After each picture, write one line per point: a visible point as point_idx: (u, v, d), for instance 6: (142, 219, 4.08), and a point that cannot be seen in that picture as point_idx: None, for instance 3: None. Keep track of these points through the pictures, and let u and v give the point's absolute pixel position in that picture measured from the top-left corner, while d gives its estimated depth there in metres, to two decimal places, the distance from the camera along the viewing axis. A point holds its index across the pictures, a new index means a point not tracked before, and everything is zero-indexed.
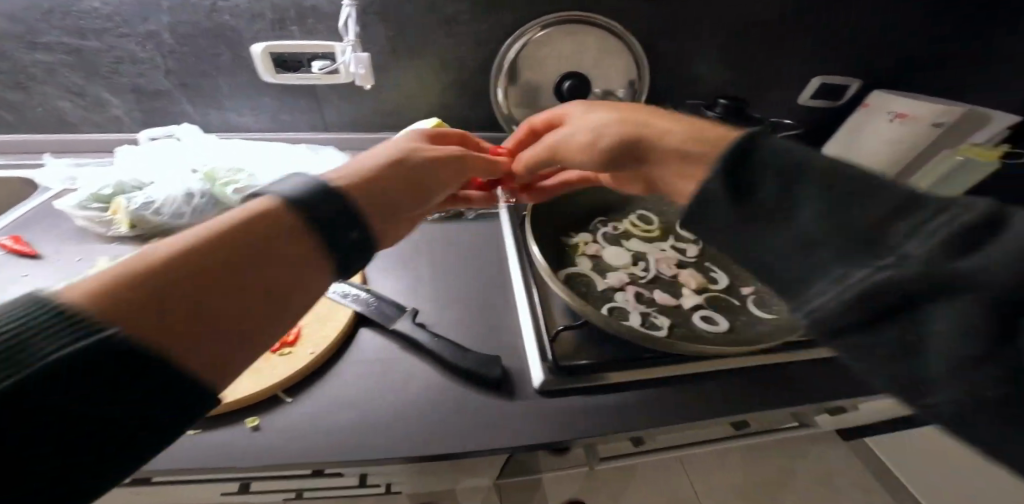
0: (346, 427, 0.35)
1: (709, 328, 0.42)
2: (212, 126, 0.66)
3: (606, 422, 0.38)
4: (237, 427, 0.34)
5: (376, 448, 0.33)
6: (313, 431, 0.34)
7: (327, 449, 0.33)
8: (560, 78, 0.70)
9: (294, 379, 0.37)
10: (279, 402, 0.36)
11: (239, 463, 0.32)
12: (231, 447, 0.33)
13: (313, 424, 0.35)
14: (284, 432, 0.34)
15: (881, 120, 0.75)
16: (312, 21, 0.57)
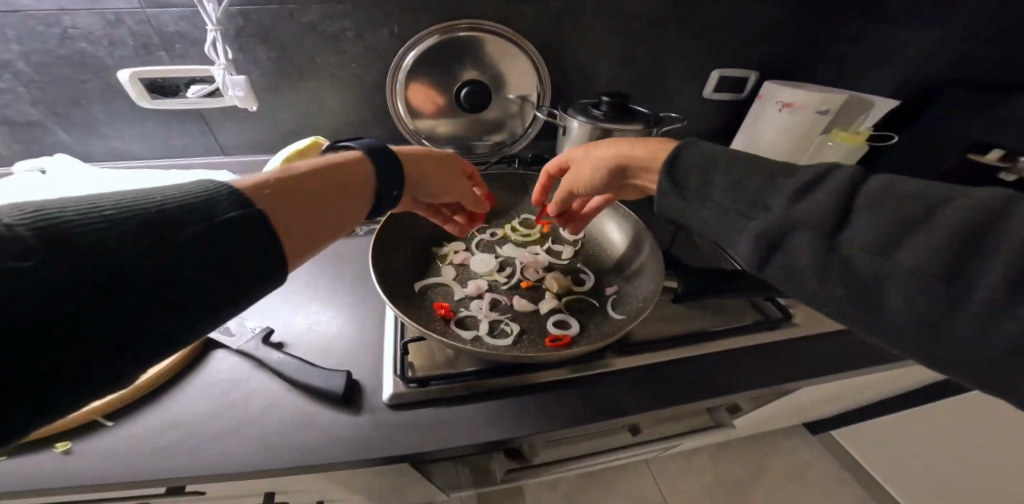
0: (168, 448, 0.34)
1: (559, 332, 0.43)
2: (98, 155, 0.66)
3: (446, 432, 0.38)
4: (46, 453, 0.33)
5: (194, 470, 0.33)
6: (129, 454, 0.33)
7: (141, 475, 0.32)
8: (459, 86, 0.72)
9: (121, 402, 0.35)
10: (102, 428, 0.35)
11: (40, 487, 0.31)
12: (32, 475, 0.31)
13: (132, 448, 0.33)
14: (95, 458, 0.33)
15: (773, 110, 0.79)
16: (181, 46, 0.57)
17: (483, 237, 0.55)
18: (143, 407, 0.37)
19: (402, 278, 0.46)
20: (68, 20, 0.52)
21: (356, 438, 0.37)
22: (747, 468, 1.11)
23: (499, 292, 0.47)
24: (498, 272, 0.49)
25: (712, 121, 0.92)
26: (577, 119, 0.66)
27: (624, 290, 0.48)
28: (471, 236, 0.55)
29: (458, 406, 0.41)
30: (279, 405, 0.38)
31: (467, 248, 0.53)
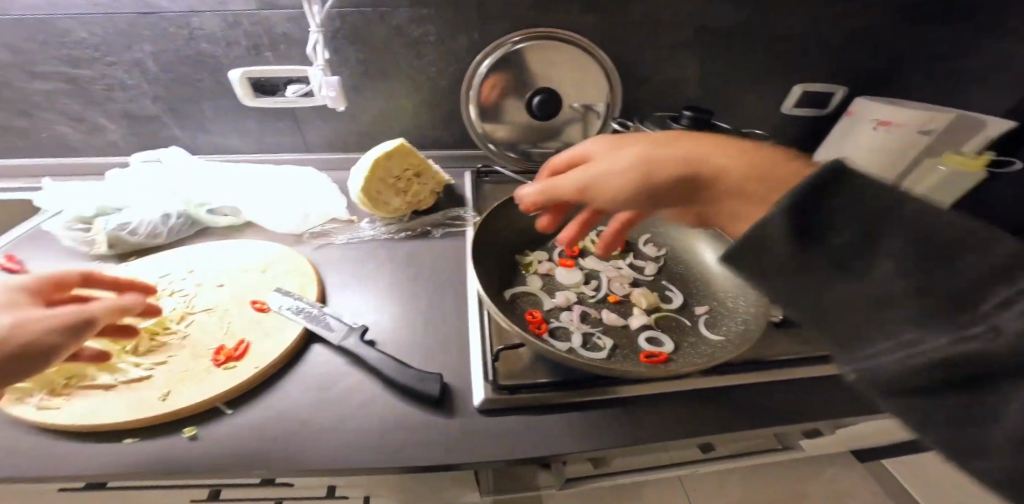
0: (280, 440, 0.35)
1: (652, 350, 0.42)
2: (201, 148, 0.71)
3: (538, 441, 0.38)
4: (172, 437, 0.35)
5: (304, 463, 0.34)
6: (247, 443, 0.35)
7: (259, 462, 0.34)
8: (532, 93, 0.72)
9: (236, 392, 0.38)
10: (220, 414, 0.37)
11: (169, 471, 0.33)
12: (161, 457, 0.33)
13: (248, 436, 0.35)
14: (218, 444, 0.35)
15: (866, 129, 0.74)
16: (284, 47, 0.61)
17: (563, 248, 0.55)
18: (254, 395, 0.39)
19: (492, 284, 0.47)
20: (195, 22, 0.57)
21: (450, 443, 0.37)
22: None
23: (587, 305, 0.47)
24: (584, 285, 0.49)
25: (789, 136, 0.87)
26: (655, 132, 0.64)
27: (717, 311, 0.47)
28: (551, 247, 0.55)
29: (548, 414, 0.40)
30: (375, 405, 0.39)
31: (549, 259, 0.53)
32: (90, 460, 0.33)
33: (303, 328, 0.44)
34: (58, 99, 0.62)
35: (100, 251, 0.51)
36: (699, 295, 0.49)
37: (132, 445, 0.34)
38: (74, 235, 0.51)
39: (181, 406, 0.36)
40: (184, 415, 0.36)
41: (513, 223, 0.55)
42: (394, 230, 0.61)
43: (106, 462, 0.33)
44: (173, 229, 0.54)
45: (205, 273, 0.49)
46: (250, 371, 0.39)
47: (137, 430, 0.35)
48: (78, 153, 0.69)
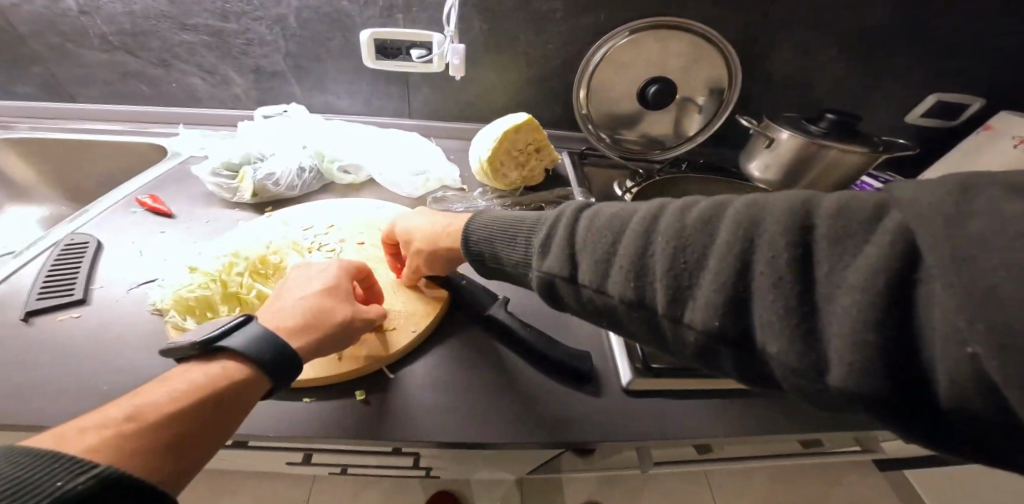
0: (446, 408, 0.37)
1: None
2: (316, 107, 0.72)
3: (692, 427, 0.38)
4: (346, 399, 0.37)
5: (473, 433, 0.35)
6: (416, 409, 0.36)
7: (429, 432, 0.35)
8: (646, 81, 0.68)
9: (396, 356, 0.40)
10: (384, 377, 0.39)
11: (351, 432, 0.34)
12: (343, 418, 0.35)
13: (416, 402, 0.37)
14: (389, 408, 0.36)
15: (1003, 145, 0.70)
16: (417, 11, 0.61)
17: None
18: (410, 362, 0.40)
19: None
20: None
21: (608, 422, 0.37)
22: None
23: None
24: None
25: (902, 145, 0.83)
26: (785, 131, 0.61)
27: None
28: None
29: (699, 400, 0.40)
30: (525, 380, 0.40)
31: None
32: (276, 414, 0.35)
33: (447, 295, 0.45)
34: (196, 49, 0.64)
35: (243, 197, 0.54)
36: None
37: (311, 405, 0.36)
38: (222, 183, 0.53)
39: (352, 368, 0.37)
40: (356, 377, 0.38)
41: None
42: (507, 203, 0.61)
43: (291, 419, 0.35)
44: (306, 183, 0.56)
45: (343, 229, 0.51)
46: (408, 336, 0.41)
47: (315, 390, 0.37)
48: (202, 104, 0.71)
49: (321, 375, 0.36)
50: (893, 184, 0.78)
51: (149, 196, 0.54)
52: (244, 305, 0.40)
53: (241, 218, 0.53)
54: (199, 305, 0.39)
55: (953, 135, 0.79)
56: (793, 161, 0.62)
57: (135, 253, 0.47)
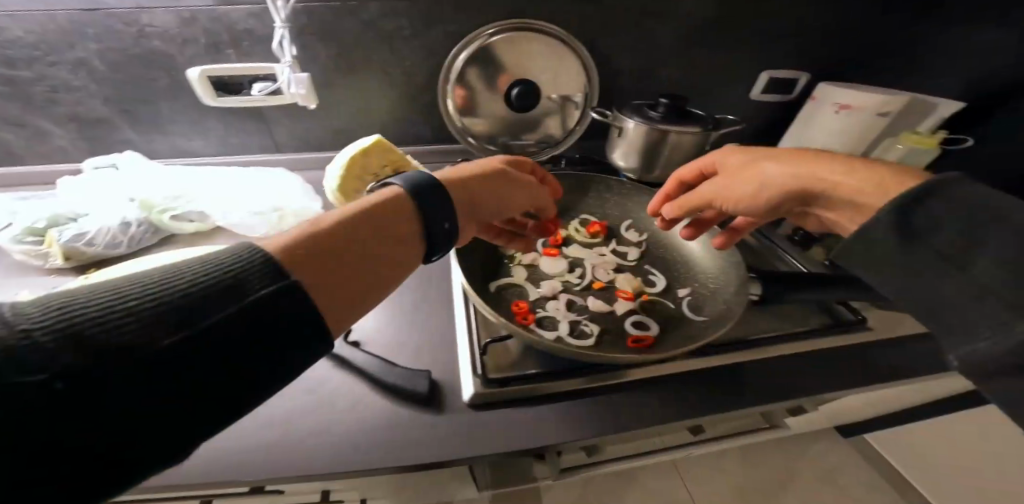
0: (266, 447, 0.34)
1: (638, 333, 0.43)
2: (157, 153, 0.68)
3: (534, 432, 0.38)
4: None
5: (296, 468, 0.33)
6: (230, 455, 0.34)
7: (244, 474, 0.33)
8: (508, 86, 0.71)
9: None
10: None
11: (149, 484, 0.31)
12: (140, 474, 0.32)
13: (232, 444, 0.34)
14: (196, 455, 0.33)
15: (827, 111, 0.78)
16: (248, 44, 0.58)
17: (546, 238, 0.55)
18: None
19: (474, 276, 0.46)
20: (144, 19, 0.54)
21: (444, 437, 0.37)
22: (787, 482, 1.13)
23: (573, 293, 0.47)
24: (569, 273, 0.49)
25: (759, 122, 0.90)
26: (631, 120, 0.65)
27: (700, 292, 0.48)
28: (535, 238, 0.55)
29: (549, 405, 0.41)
30: (362, 406, 0.38)
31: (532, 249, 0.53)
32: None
33: None
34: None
35: (56, 262, 0.48)
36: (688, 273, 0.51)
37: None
38: (29, 251, 0.48)
39: None
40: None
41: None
42: None
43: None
44: (133, 238, 0.51)
45: None
46: None
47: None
48: (23, 160, 0.65)
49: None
50: None
51: None
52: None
53: (52, 286, 0.48)
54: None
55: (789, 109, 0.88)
56: (645, 148, 0.67)
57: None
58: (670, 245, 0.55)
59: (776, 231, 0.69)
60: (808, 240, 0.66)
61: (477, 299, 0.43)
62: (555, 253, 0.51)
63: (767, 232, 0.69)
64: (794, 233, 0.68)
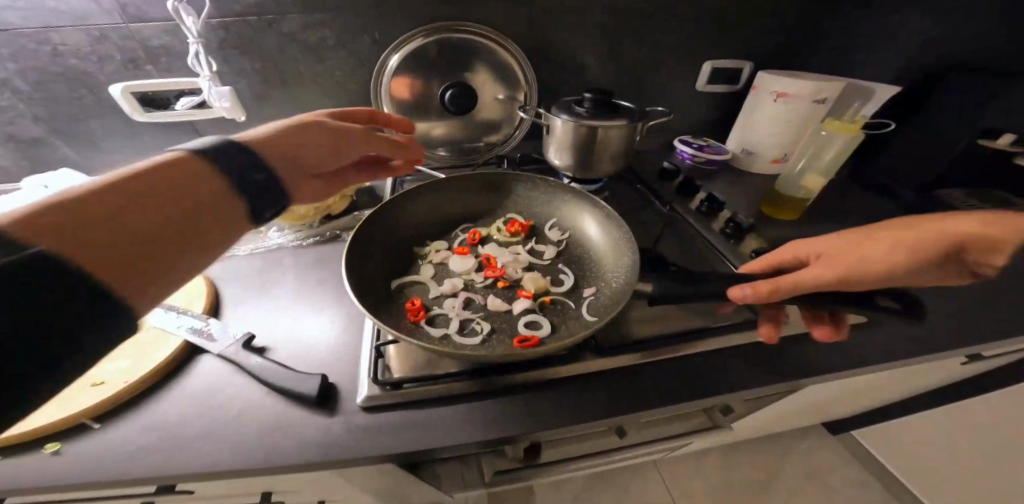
0: (150, 447, 0.36)
1: (529, 331, 0.45)
2: (97, 171, 0.70)
3: (424, 435, 0.39)
4: (35, 454, 0.35)
5: (176, 467, 0.35)
6: (113, 455, 0.35)
7: (121, 473, 0.34)
8: (443, 88, 0.71)
9: (104, 407, 0.38)
10: (88, 429, 0.37)
11: (32, 486, 0.33)
12: (25, 476, 0.34)
13: (117, 450, 0.36)
14: (79, 457, 0.35)
15: (767, 100, 0.77)
16: (166, 59, 0.61)
17: (463, 237, 0.59)
18: (128, 411, 0.39)
19: (376, 278, 0.50)
20: (56, 38, 0.56)
21: (327, 440, 0.38)
22: (770, 479, 1.10)
23: (474, 291, 0.50)
24: (476, 272, 0.52)
25: (706, 114, 0.90)
26: (559, 118, 0.65)
27: (601, 291, 0.50)
28: (453, 236, 0.60)
29: (443, 406, 0.42)
30: (253, 409, 0.40)
31: (448, 248, 0.57)
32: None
33: (184, 341, 0.44)
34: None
35: None
36: (596, 270, 0.54)
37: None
38: None
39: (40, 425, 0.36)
40: (50, 432, 0.36)
41: (405, 225, 0.58)
42: (304, 236, 0.61)
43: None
44: None
45: None
46: (119, 387, 0.39)
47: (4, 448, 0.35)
48: None
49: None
50: (703, 148, 0.84)
51: None
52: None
53: None
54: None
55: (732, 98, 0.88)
56: (576, 145, 0.67)
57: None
58: (585, 242, 0.58)
59: (708, 224, 0.64)
60: (739, 232, 0.61)
61: (370, 306, 0.46)
62: (464, 252, 0.55)
63: (699, 223, 0.64)
64: (725, 225, 0.62)
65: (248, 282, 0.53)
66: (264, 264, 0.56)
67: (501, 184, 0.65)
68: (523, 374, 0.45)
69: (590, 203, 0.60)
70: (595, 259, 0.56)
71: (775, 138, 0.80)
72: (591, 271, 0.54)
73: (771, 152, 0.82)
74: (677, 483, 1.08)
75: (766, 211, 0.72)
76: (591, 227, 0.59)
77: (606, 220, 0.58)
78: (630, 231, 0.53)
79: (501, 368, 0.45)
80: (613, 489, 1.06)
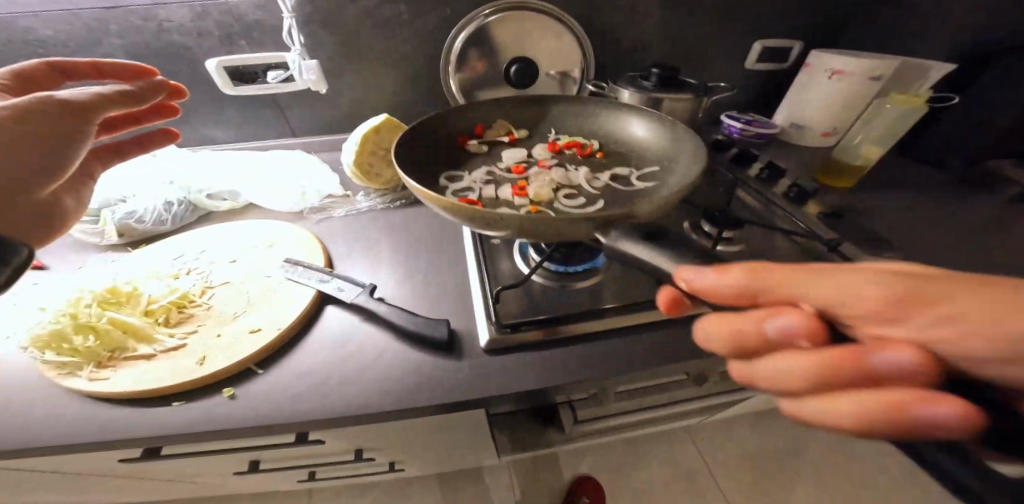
0: (312, 389, 0.39)
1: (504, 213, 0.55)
2: (185, 141, 0.76)
3: (546, 375, 0.43)
4: (210, 399, 0.38)
5: (340, 406, 0.38)
6: (282, 397, 0.38)
7: (296, 413, 0.37)
8: (508, 63, 0.74)
9: (262, 355, 0.40)
10: (252, 375, 0.40)
11: (217, 427, 0.36)
12: (210, 417, 0.36)
13: (281, 393, 0.39)
14: (255, 399, 0.38)
15: (820, 78, 0.80)
16: (257, 34, 0.66)
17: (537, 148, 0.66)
18: (278, 358, 0.41)
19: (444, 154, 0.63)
20: (163, 14, 0.62)
21: (456, 379, 0.42)
22: (803, 450, 1.13)
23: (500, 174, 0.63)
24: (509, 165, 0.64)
25: (751, 90, 0.93)
26: (627, 90, 0.69)
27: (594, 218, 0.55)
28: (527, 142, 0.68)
29: (558, 348, 0.45)
30: (390, 353, 0.43)
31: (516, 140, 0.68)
32: (139, 422, 0.35)
33: (317, 292, 0.47)
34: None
35: (110, 239, 0.53)
36: (656, 171, 0.60)
37: (174, 411, 0.36)
38: (82, 227, 0.52)
39: (215, 370, 0.38)
40: (218, 378, 0.39)
41: (470, 121, 0.68)
42: (389, 200, 0.64)
43: (154, 423, 0.35)
44: (176, 215, 0.56)
45: (215, 252, 0.51)
46: (273, 334, 0.42)
47: (181, 394, 0.38)
48: None
49: (182, 381, 0.37)
50: (751, 122, 0.87)
51: None
52: (100, 333, 0.39)
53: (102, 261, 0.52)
54: (53, 339, 0.39)
55: (777, 73, 0.91)
56: None
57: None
58: (640, 151, 0.64)
59: (771, 189, 0.67)
60: (802, 197, 0.64)
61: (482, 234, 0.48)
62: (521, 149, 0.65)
63: (762, 189, 0.67)
64: (789, 190, 0.65)
65: (353, 242, 0.57)
66: (365, 227, 0.60)
67: (547, 107, 0.70)
68: (625, 319, 0.48)
69: (644, 114, 0.65)
70: (654, 161, 0.62)
71: (825, 116, 0.83)
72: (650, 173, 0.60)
73: (820, 125, 0.85)
74: (719, 461, 1.09)
75: (821, 180, 0.74)
76: (646, 136, 0.65)
77: (658, 128, 0.63)
78: (693, 132, 0.58)
79: (605, 313, 0.48)
80: (658, 463, 1.08)
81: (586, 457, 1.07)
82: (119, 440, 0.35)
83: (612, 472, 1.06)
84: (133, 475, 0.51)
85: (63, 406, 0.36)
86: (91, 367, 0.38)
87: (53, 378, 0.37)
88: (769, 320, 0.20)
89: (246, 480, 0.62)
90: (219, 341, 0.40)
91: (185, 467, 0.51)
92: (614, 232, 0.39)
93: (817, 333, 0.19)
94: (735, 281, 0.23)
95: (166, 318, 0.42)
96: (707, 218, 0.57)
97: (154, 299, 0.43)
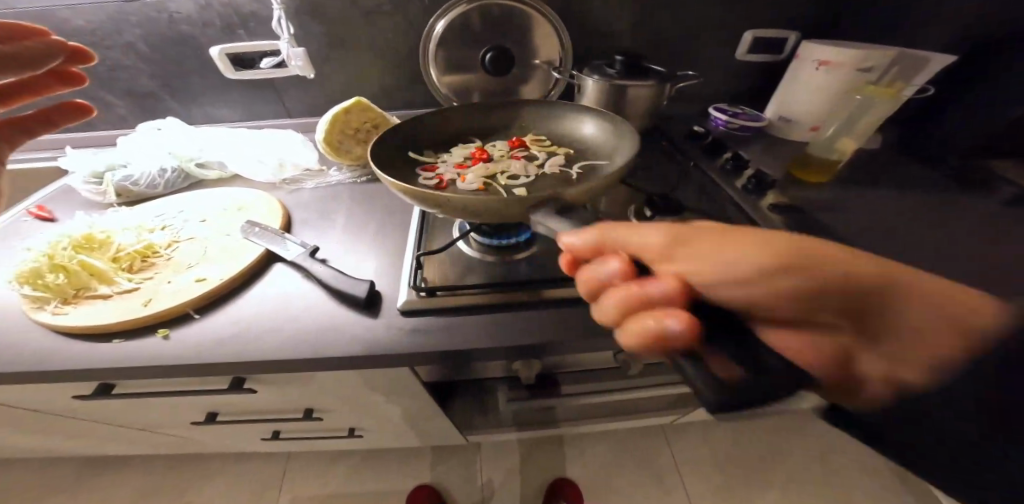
0: (237, 334, 0.45)
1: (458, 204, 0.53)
2: (195, 119, 0.86)
3: (450, 337, 0.46)
4: (149, 337, 0.44)
5: (257, 349, 0.44)
6: (210, 339, 0.44)
7: (218, 355, 0.43)
8: (484, 51, 0.77)
9: (200, 302, 0.47)
10: (190, 318, 0.46)
11: (149, 359, 0.42)
12: (145, 351, 0.43)
13: (210, 337, 0.45)
14: (186, 339, 0.44)
15: (809, 69, 0.76)
16: (254, 25, 0.73)
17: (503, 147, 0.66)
18: (217, 306, 0.48)
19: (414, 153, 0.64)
20: (172, 7, 0.70)
21: (368, 334, 0.46)
22: (782, 455, 1.09)
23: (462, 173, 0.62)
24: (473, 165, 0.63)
25: (743, 83, 0.90)
26: (591, 78, 0.69)
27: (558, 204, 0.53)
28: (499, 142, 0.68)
29: (468, 313, 0.48)
30: (315, 308, 0.48)
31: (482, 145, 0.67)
32: (87, 352, 0.42)
33: (265, 250, 0.53)
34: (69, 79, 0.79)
35: (111, 198, 0.62)
36: (604, 164, 0.60)
37: (118, 345, 0.43)
38: (88, 188, 0.62)
39: (155, 312, 0.44)
40: (160, 320, 0.45)
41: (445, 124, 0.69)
42: (357, 175, 0.70)
43: (99, 354, 0.42)
44: (168, 182, 0.64)
45: (190, 212, 0.59)
46: (215, 283, 0.48)
47: (124, 333, 0.44)
48: (97, 127, 0.86)
49: (128, 318, 0.43)
50: (737, 116, 0.85)
51: (37, 207, 0.62)
52: (69, 273, 0.46)
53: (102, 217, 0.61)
54: (30, 275, 0.46)
55: (771, 65, 0.87)
56: (606, 105, 0.71)
57: (5, 248, 0.54)
58: (595, 148, 0.64)
59: (732, 180, 0.66)
60: (760, 188, 0.63)
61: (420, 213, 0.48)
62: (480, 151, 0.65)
63: (722, 178, 0.67)
64: (747, 181, 0.65)
65: (313, 211, 0.63)
66: (328, 198, 0.65)
67: (512, 111, 0.71)
68: (541, 291, 0.50)
69: (591, 114, 0.66)
70: (606, 157, 0.61)
71: (813, 108, 0.79)
72: (601, 165, 0.60)
73: (810, 120, 0.81)
74: (689, 467, 1.07)
75: (795, 174, 0.72)
76: (596, 135, 0.65)
77: (605, 125, 0.64)
78: (630, 121, 0.59)
79: (522, 282, 0.51)
80: (624, 463, 1.07)
81: (552, 442, 1.09)
82: (69, 365, 0.41)
83: (576, 458, 1.07)
84: (107, 416, 0.59)
85: (38, 334, 0.43)
86: (57, 303, 0.45)
87: (28, 309, 0.44)
88: (653, 283, 0.27)
89: (209, 432, 0.69)
90: (166, 288, 0.47)
91: (147, 407, 0.57)
92: (541, 211, 0.41)
93: (677, 292, 0.26)
94: (597, 239, 0.33)
95: (130, 265, 0.49)
96: (648, 204, 0.57)
97: (122, 247, 0.50)
